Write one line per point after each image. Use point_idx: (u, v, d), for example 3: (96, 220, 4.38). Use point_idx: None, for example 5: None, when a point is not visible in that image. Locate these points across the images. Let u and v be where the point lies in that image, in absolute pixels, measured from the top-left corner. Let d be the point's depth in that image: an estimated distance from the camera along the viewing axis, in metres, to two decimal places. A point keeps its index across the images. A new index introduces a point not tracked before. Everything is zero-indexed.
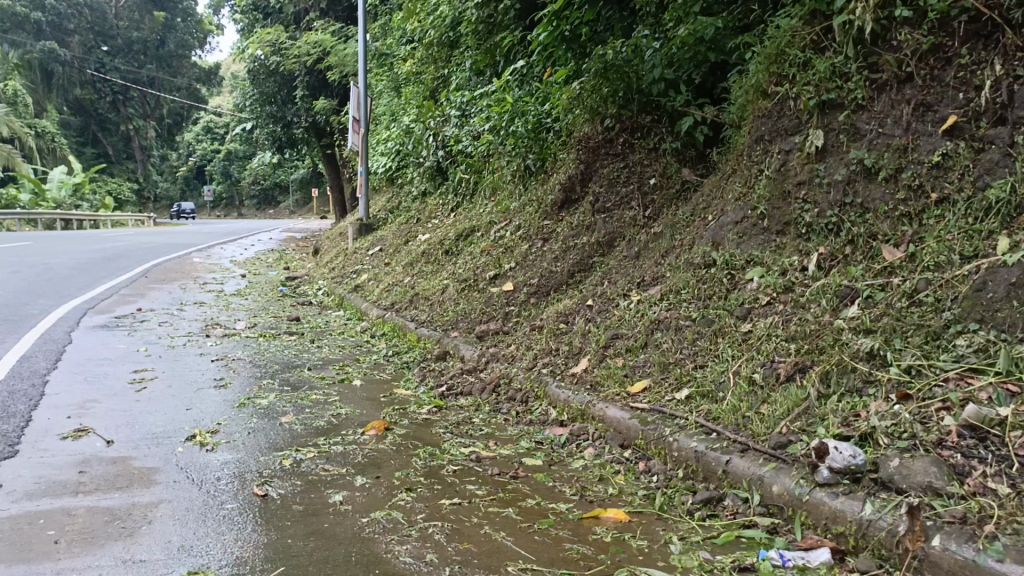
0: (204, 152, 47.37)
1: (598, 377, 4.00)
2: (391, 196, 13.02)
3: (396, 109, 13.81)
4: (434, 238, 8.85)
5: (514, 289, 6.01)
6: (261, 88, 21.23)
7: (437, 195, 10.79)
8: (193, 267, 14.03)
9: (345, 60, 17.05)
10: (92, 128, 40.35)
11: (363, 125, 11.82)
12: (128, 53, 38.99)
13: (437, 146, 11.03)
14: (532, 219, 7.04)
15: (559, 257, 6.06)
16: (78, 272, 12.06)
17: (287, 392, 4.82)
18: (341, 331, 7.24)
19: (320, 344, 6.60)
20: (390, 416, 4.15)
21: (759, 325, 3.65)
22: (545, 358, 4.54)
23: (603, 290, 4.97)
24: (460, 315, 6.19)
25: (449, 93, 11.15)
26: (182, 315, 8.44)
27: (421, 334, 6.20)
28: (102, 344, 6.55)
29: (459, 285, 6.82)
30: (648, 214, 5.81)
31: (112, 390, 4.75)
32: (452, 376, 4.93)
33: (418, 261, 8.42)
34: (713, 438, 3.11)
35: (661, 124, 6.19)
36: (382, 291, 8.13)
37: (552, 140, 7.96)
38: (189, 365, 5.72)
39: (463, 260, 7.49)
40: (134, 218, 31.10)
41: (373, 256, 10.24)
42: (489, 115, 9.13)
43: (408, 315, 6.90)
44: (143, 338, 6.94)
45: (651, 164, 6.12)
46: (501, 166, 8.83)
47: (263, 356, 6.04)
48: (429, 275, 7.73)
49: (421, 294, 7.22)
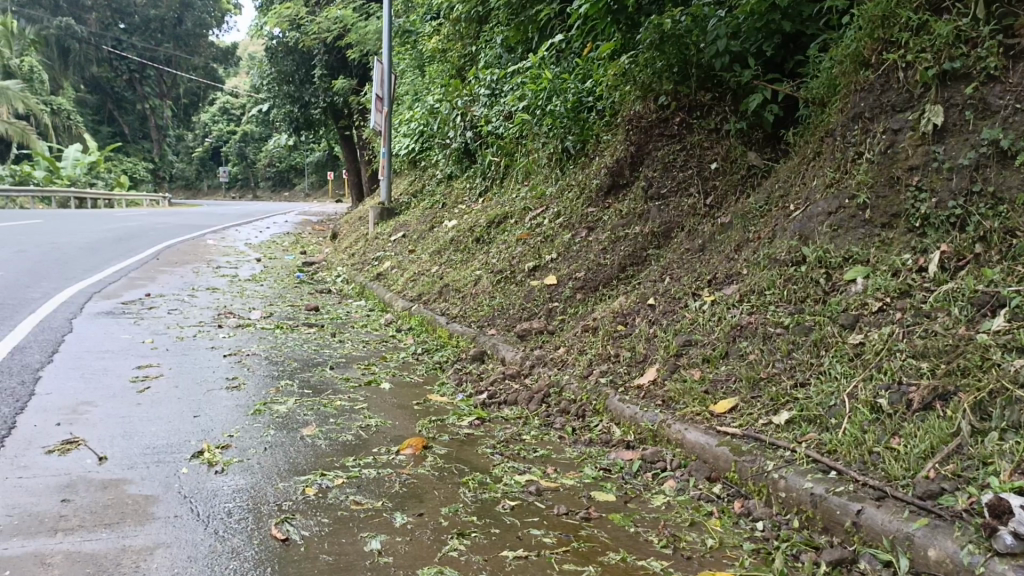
0: (220, 132, 46.95)
1: (671, 392, 3.42)
2: (413, 179, 12.46)
3: (420, 88, 13.25)
4: (462, 225, 8.29)
5: (557, 283, 5.43)
6: (279, 66, 20.65)
7: (464, 179, 10.21)
8: (207, 250, 13.55)
9: (366, 38, 16.43)
10: (108, 107, 40.09)
11: (386, 104, 11.24)
12: (145, 31, 38.54)
13: (465, 127, 10.44)
14: (574, 206, 6.46)
15: (608, 248, 5.46)
16: (88, 252, 11.58)
17: (308, 396, 4.28)
18: (364, 324, 6.71)
19: (342, 338, 6.06)
20: (427, 432, 3.60)
21: (873, 336, 3.05)
22: (603, 364, 3.97)
23: (664, 287, 4.39)
24: (496, 310, 5.62)
25: (478, 72, 10.57)
26: (193, 302, 7.92)
27: (453, 330, 5.65)
28: (105, 334, 6.03)
29: (493, 277, 6.25)
30: (709, 202, 5.20)
31: (110, 392, 4.21)
32: (492, 382, 4.38)
33: (446, 249, 7.85)
34: (835, 479, 2.52)
35: (724, 103, 5.55)
36: (407, 281, 7.58)
37: (594, 120, 7.36)
38: (198, 361, 5.19)
39: (497, 249, 6.93)
40: (149, 197, 30.72)
41: (395, 242, 9.69)
42: (523, 94, 8.52)
43: (437, 308, 6.34)
44: (151, 327, 6.41)
45: (712, 147, 5.48)
46: (536, 149, 8.24)
47: (280, 351, 5.50)
48: (458, 265, 7.17)
49: (451, 285, 6.66)
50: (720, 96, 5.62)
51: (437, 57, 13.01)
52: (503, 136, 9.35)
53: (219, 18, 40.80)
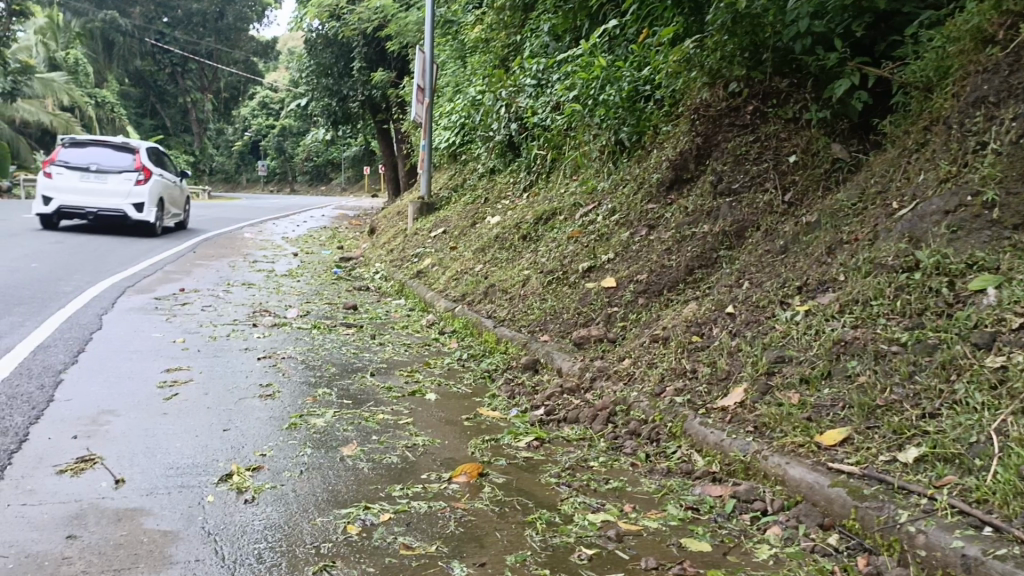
0: (258, 126, 47.15)
1: (765, 418, 2.95)
2: (453, 173, 12.07)
3: (462, 79, 12.88)
4: (507, 221, 7.87)
5: (616, 285, 4.97)
6: (318, 58, 20.40)
7: (508, 173, 9.79)
8: (243, 244, 13.32)
9: (407, 29, 16.07)
10: (150, 100, 40.50)
11: (428, 94, 10.81)
12: (186, 25, 38.77)
13: (509, 119, 9.99)
14: (631, 203, 6.01)
15: (673, 249, 4.99)
16: (123, 244, 11.40)
17: (347, 408, 3.89)
18: (405, 325, 6.34)
19: (382, 341, 5.68)
20: (482, 455, 3.18)
21: (1017, 359, 2.56)
22: (679, 381, 3.51)
23: (745, 294, 3.91)
24: (548, 313, 5.19)
25: (523, 61, 10.17)
26: (227, 298, 7.62)
27: (502, 336, 5.23)
28: (134, 332, 5.73)
29: (544, 277, 5.81)
30: (788, 199, 4.70)
31: (135, 400, 3.88)
32: (550, 396, 3.96)
33: (491, 246, 7.44)
34: (993, 540, 2.05)
35: (805, 89, 5.08)
36: (449, 280, 7.19)
37: (652, 110, 6.88)
38: (231, 364, 4.84)
39: (546, 247, 6.51)
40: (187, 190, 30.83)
41: (435, 239, 9.32)
42: (573, 83, 8.06)
43: (483, 310, 5.93)
44: (183, 325, 6.10)
45: (790, 138, 4.99)
46: (587, 142, 7.79)
47: (317, 355, 5.13)
48: (504, 264, 6.76)
49: (498, 285, 6.25)
50: (798, 82, 5.16)
51: (479, 48, 12.59)
52: (551, 128, 8.90)
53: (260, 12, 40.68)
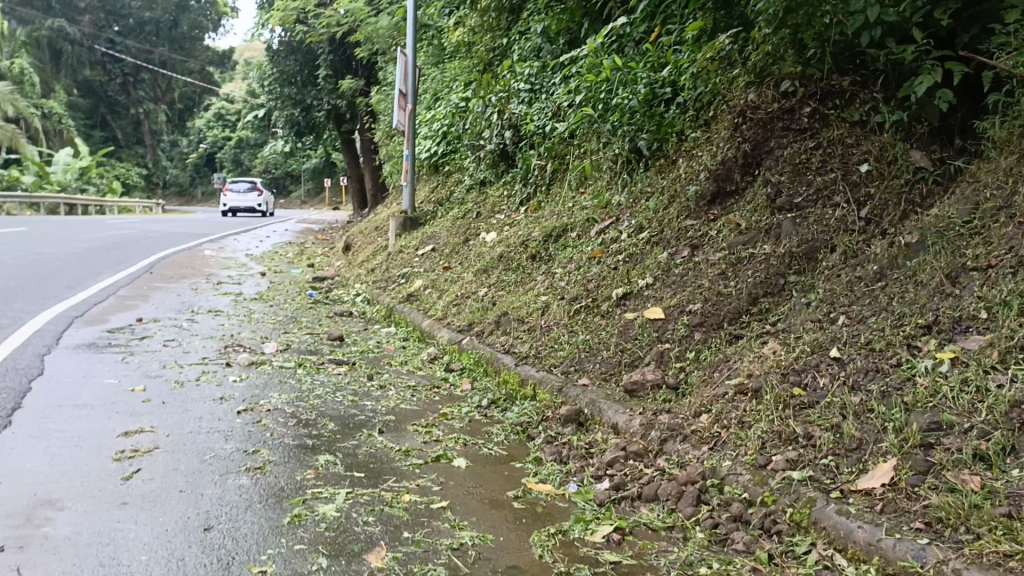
0: (215, 139, 45.82)
1: (940, 511, 2.23)
2: (435, 186, 11.31)
3: (444, 86, 12.13)
4: (509, 238, 7.13)
5: (664, 317, 4.25)
6: (281, 65, 19.41)
7: (500, 186, 9.05)
8: (207, 262, 12.38)
9: (378, 34, 15.15)
10: (101, 110, 39.04)
11: (410, 100, 9.96)
12: (140, 34, 37.45)
13: (502, 126, 9.24)
14: (662, 219, 5.32)
15: (727, 273, 4.29)
16: (74, 265, 10.41)
17: (362, 485, 3.09)
18: (404, 361, 5.58)
19: (383, 383, 4.89)
20: (556, 563, 2.42)
21: None
22: (790, 449, 2.77)
23: (847, 332, 3.21)
24: (582, 350, 4.44)
25: (513, 66, 9.47)
26: (193, 329, 6.72)
27: (528, 378, 4.47)
28: (85, 376, 4.84)
29: (567, 305, 5.08)
30: (865, 214, 4.03)
31: (83, 483, 3.02)
32: (611, 461, 3.21)
33: (493, 266, 6.68)
34: None
35: (872, 88, 4.42)
36: (449, 307, 6.43)
37: (675, 115, 6.21)
38: (205, 419, 4.00)
39: (560, 269, 5.80)
40: (142, 204, 29.56)
41: (424, 258, 8.56)
42: (577, 87, 7.36)
43: (497, 344, 5.18)
44: (143, 366, 5.22)
45: (859, 144, 4.32)
46: (596, 150, 7.09)
47: (309, 405, 4.30)
48: (513, 288, 6.02)
49: (511, 313, 5.49)
50: (863, 81, 4.50)
51: (461, 52, 11.82)
52: (550, 136, 8.21)
53: (217, 21, 39.55)
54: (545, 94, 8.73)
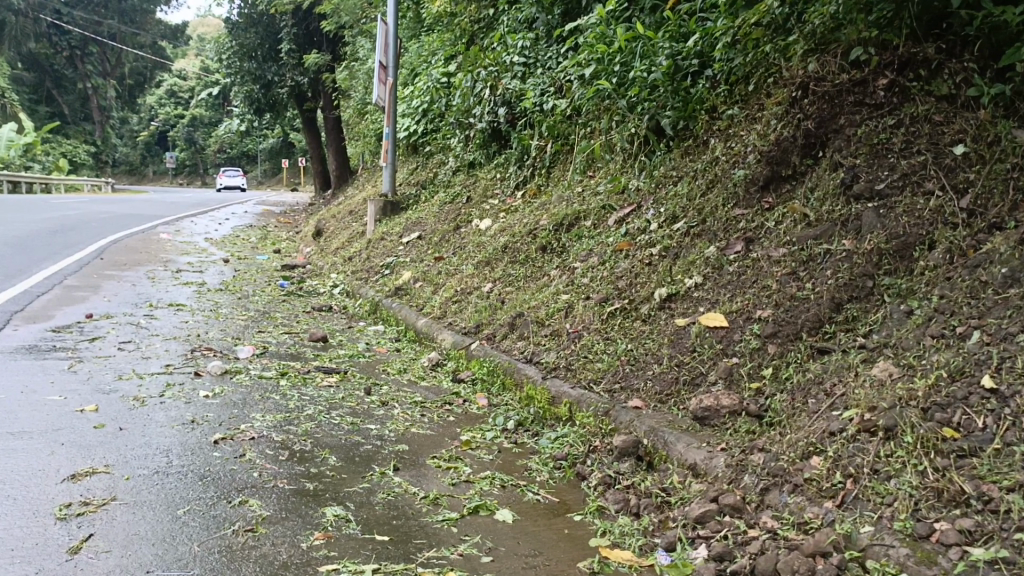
0: (169, 116, 44.01)
1: None
2: (415, 168, 10.55)
3: (422, 60, 11.33)
4: (512, 226, 6.40)
5: (727, 325, 3.59)
6: (241, 39, 18.16)
7: (492, 168, 8.32)
8: (163, 247, 11.40)
9: (347, 6, 14.23)
10: (47, 85, 37.15)
11: (391, 73, 9.12)
12: (87, 6, 35.73)
13: (494, 103, 8.46)
14: (701, 207, 4.67)
15: (799, 273, 3.65)
16: (14, 250, 9.40)
17: (391, 556, 2.37)
18: (404, 369, 4.87)
19: (384, 399, 4.16)
20: None
21: None
22: (960, 514, 2.14)
23: (994, 354, 2.56)
24: (625, 362, 3.77)
25: (502, 38, 8.73)
26: (152, 327, 5.86)
27: (561, 396, 3.79)
28: (24, 390, 4.00)
29: (597, 307, 4.39)
30: (968, 204, 3.38)
31: (11, 563, 2.23)
32: (702, 517, 2.53)
33: (497, 258, 5.96)
34: None
35: (963, 56, 3.81)
36: (448, 304, 5.72)
37: (703, 90, 5.55)
38: (174, 450, 3.21)
39: (578, 263, 5.13)
40: (93, 183, 28.10)
41: (409, 246, 7.83)
42: (584, 60, 6.63)
43: (515, 351, 4.48)
44: (95, 374, 4.37)
45: (950, 121, 3.70)
46: (608, 128, 6.41)
47: (301, 431, 3.54)
48: (524, 284, 5.34)
49: (528, 314, 4.80)
50: (949, 48, 3.89)
51: (441, 24, 11.00)
52: (550, 114, 7.52)
53: None
54: (542, 69, 8.00)
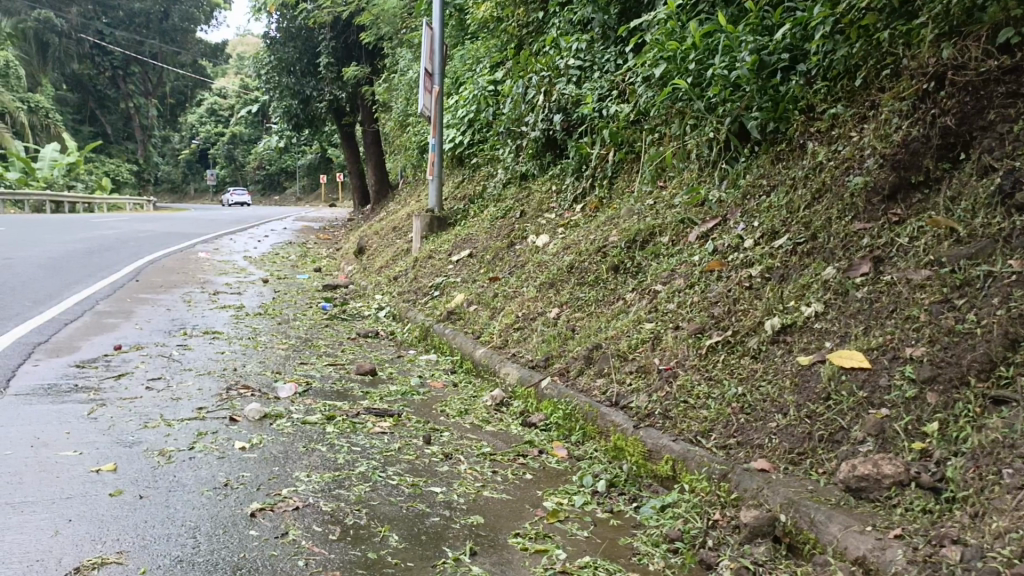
0: (209, 134, 44.37)
1: None
2: (461, 181, 10.04)
3: (467, 69, 10.82)
4: (576, 243, 5.80)
5: (868, 367, 2.94)
6: (279, 53, 17.85)
7: (546, 180, 7.75)
8: (201, 266, 11.03)
9: (388, 17, 13.84)
10: (91, 105, 37.69)
11: (436, 81, 8.59)
12: (130, 27, 36.23)
13: (549, 110, 7.84)
14: (808, 221, 4.02)
15: (953, 301, 2.99)
16: (49, 273, 9.06)
17: None
18: (465, 409, 4.29)
19: (446, 451, 3.57)
20: None
21: None
22: None
23: None
24: (738, 411, 3.13)
25: (555, 41, 8.17)
26: (185, 360, 5.37)
27: (659, 450, 3.16)
28: (36, 443, 3.49)
29: (691, 340, 3.76)
30: None
31: None
32: None
33: (563, 279, 5.36)
34: None
35: None
36: (509, 332, 5.14)
37: (796, 87, 4.91)
38: (202, 529, 2.65)
39: (660, 286, 4.50)
40: (134, 201, 28.24)
41: (459, 265, 7.28)
42: (652, 59, 6.02)
43: (594, 390, 3.87)
44: (118, 422, 3.85)
45: None
46: (681, 134, 5.79)
47: (354, 498, 2.96)
48: (596, 309, 4.74)
49: (606, 345, 4.18)
50: None
51: (486, 30, 10.47)
52: (611, 120, 6.93)
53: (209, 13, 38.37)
54: (600, 72, 7.43)
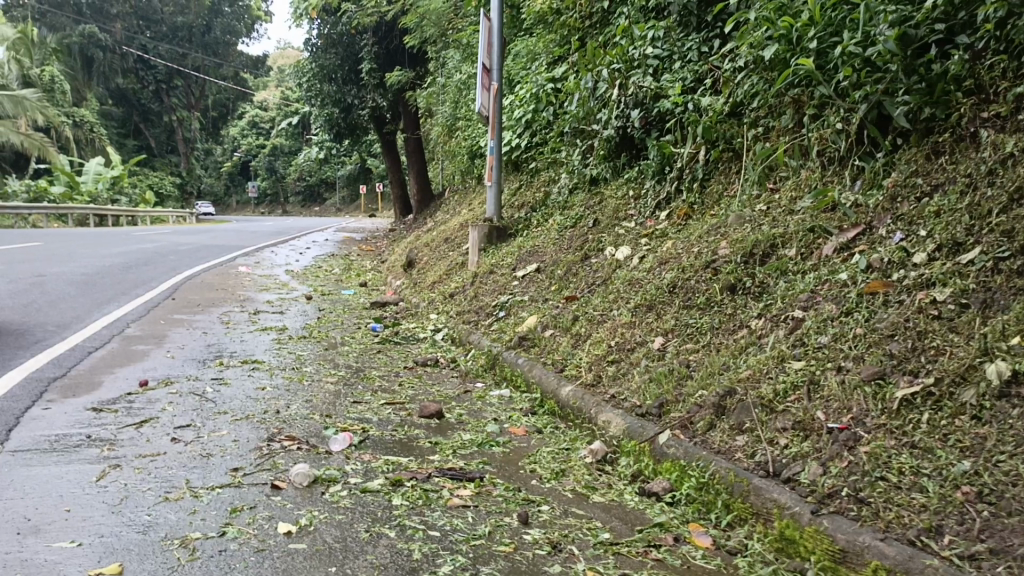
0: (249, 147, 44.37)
1: None
2: (519, 187, 9.20)
3: (523, 67, 9.99)
4: (673, 257, 4.93)
5: None
6: (320, 60, 17.19)
7: (622, 184, 6.88)
8: (241, 282, 10.34)
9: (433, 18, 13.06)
10: (134, 119, 37.85)
11: (495, 77, 7.78)
12: (173, 40, 36.22)
13: (624, 106, 6.95)
14: (1010, 229, 3.10)
15: None
16: (80, 291, 8.44)
17: None
18: (562, 468, 3.42)
19: (553, 537, 2.72)
20: None
21: None
22: None
23: None
24: (977, 499, 2.23)
25: (626, 29, 7.28)
26: (218, 399, 4.59)
27: (862, 552, 2.28)
28: (23, 528, 2.71)
29: (869, 388, 2.87)
30: None
31: None
32: None
33: (664, 301, 4.48)
34: None
35: None
36: (601, 365, 4.27)
37: (957, 63, 3.97)
38: None
39: (802, 311, 3.60)
40: (175, 214, 28.00)
41: (526, 281, 6.45)
42: (759, 41, 5.11)
43: (737, 452, 2.98)
44: (132, 492, 3.07)
45: None
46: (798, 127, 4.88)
47: None
48: (716, 341, 3.85)
49: (742, 390, 3.29)
50: None
51: (543, 23, 9.60)
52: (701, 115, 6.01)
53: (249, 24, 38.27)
54: (682, 62, 6.60)
